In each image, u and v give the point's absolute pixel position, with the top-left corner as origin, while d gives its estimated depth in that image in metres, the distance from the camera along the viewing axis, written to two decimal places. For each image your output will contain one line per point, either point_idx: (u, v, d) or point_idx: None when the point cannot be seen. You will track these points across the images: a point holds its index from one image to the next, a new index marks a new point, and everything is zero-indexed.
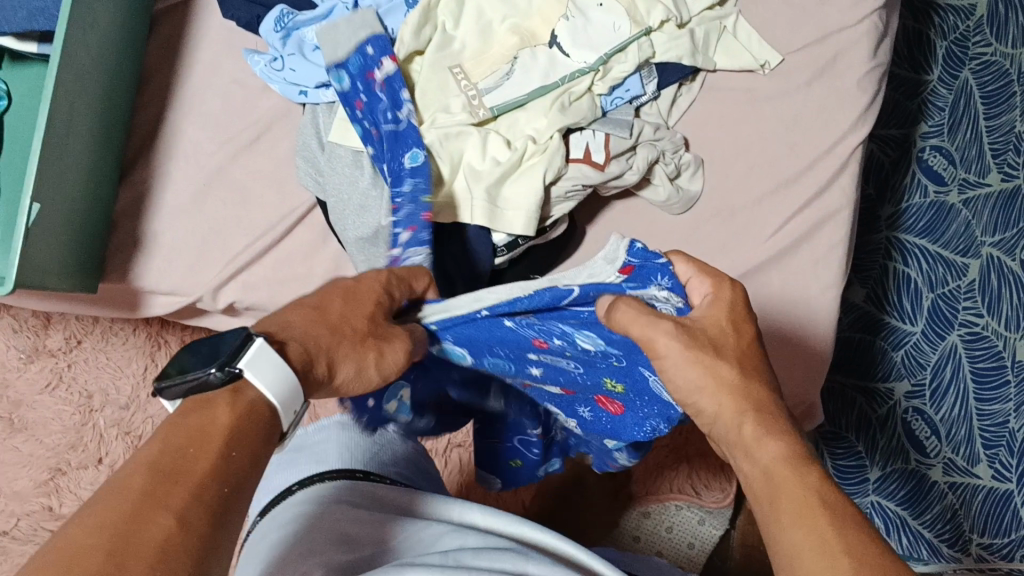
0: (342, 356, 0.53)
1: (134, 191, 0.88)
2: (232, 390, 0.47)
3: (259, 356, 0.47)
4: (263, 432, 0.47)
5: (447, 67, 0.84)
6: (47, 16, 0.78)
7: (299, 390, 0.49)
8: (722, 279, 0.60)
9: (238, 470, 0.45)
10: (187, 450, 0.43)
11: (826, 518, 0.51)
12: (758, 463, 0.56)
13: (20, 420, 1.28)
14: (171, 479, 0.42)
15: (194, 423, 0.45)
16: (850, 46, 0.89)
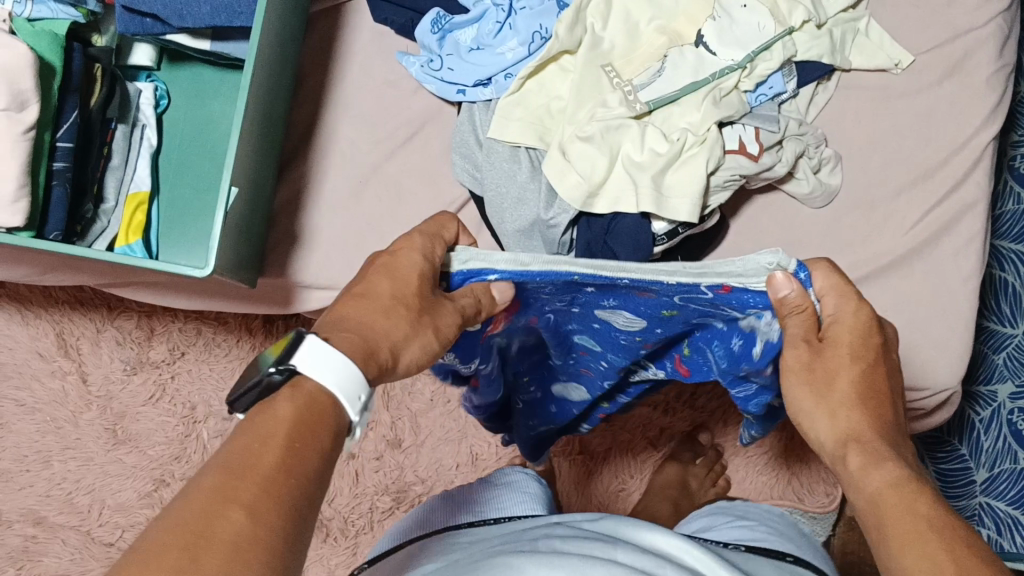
0: (400, 340, 0.59)
1: (293, 187, 0.91)
2: (292, 384, 0.51)
3: (307, 352, 0.52)
4: (327, 420, 0.51)
5: (600, 65, 0.87)
6: (231, 12, 0.81)
7: (360, 377, 0.53)
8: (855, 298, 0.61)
9: (305, 461, 0.49)
10: (254, 446, 0.48)
11: (936, 541, 0.51)
12: (866, 491, 0.57)
13: (123, 431, 1.27)
14: (240, 475, 0.46)
15: (264, 421, 0.49)
16: (976, 47, 0.92)
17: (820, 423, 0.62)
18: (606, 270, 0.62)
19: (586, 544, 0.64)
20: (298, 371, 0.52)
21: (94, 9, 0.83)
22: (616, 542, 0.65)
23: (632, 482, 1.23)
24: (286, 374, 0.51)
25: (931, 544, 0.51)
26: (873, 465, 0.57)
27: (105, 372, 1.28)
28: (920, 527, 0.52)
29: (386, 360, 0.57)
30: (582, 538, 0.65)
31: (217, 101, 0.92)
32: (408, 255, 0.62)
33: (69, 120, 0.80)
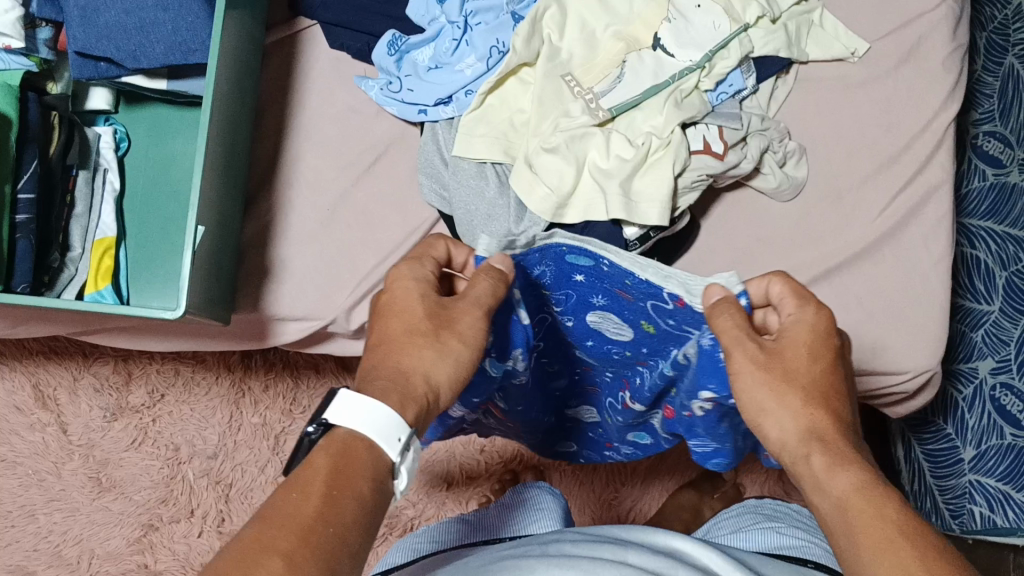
0: (427, 364, 0.62)
1: (260, 221, 0.90)
2: (328, 436, 0.55)
3: (338, 404, 0.55)
4: (364, 467, 0.54)
5: (560, 75, 0.86)
6: (186, 49, 0.80)
7: (399, 420, 0.56)
8: (809, 302, 0.65)
9: (344, 505, 0.51)
10: (293, 495, 0.51)
11: (909, 548, 0.52)
12: (832, 495, 0.58)
13: (108, 478, 1.25)
14: (280, 525, 0.49)
15: (302, 473, 0.52)
16: (931, 30, 0.94)
17: (781, 422, 0.63)
18: (591, 241, 0.70)
19: (597, 545, 0.65)
20: (331, 423, 0.55)
21: (47, 56, 0.83)
22: (626, 544, 0.66)
23: (624, 489, 1.22)
24: (321, 429, 0.55)
25: (903, 551, 0.52)
26: (841, 466, 0.59)
27: (85, 421, 1.26)
28: (890, 534, 0.53)
29: (421, 391, 0.61)
30: (593, 541, 0.67)
31: (178, 140, 0.91)
32: (404, 283, 0.67)
33: (29, 171, 0.79)
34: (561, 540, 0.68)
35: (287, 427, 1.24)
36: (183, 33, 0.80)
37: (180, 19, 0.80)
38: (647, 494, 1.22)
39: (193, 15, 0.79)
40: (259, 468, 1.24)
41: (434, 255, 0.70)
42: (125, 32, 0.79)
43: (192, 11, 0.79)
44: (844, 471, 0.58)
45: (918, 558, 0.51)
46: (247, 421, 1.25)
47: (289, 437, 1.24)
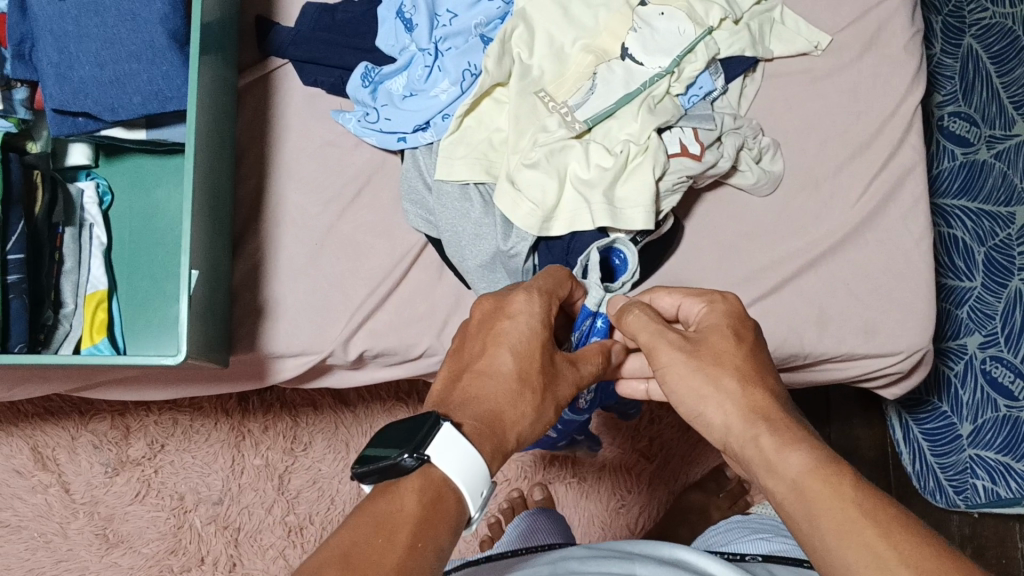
0: (523, 423, 0.62)
1: (250, 261, 0.90)
2: (420, 474, 0.55)
3: (444, 443, 0.56)
4: (449, 519, 0.54)
5: (533, 92, 0.88)
6: (161, 98, 0.81)
7: (485, 476, 0.57)
8: (714, 295, 0.67)
9: (426, 560, 0.51)
10: (378, 539, 0.51)
11: (874, 528, 0.50)
12: (785, 477, 0.55)
13: (115, 534, 1.25)
14: (361, 569, 0.49)
15: (392, 514, 0.52)
16: (889, 17, 0.96)
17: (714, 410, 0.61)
18: (556, 230, 0.85)
19: (606, 561, 0.68)
20: (429, 461, 0.55)
21: (25, 116, 0.84)
22: (632, 557, 0.69)
23: (629, 497, 1.22)
24: (418, 461, 0.54)
25: (866, 530, 0.50)
26: (789, 444, 0.56)
27: (86, 479, 1.26)
28: (852, 514, 0.51)
29: (510, 446, 0.61)
30: (601, 557, 0.69)
31: (160, 188, 0.92)
32: (519, 323, 0.65)
33: (17, 232, 0.80)
34: (569, 559, 0.70)
35: (290, 465, 1.26)
36: (158, 83, 0.80)
37: (153, 68, 0.80)
38: (653, 498, 1.23)
39: (167, 63, 0.80)
40: (266, 509, 1.25)
41: (555, 294, 0.70)
42: (100, 85, 0.80)
43: (165, 58, 0.80)
44: (795, 449, 0.56)
45: (884, 537, 0.50)
46: (249, 464, 1.26)
47: (292, 475, 1.26)
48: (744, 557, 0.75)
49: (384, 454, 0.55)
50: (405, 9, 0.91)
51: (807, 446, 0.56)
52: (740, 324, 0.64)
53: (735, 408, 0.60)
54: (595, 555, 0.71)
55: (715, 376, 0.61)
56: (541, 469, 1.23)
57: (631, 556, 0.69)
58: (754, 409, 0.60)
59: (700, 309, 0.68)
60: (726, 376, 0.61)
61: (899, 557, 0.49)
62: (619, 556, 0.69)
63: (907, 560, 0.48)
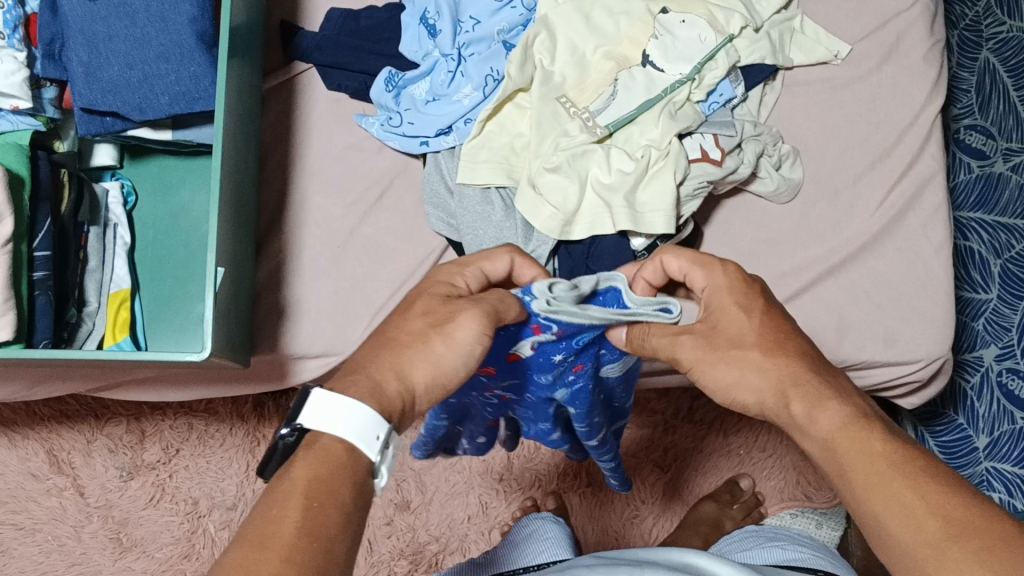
0: (420, 378, 0.60)
1: (273, 263, 0.91)
2: (306, 444, 0.53)
3: (314, 409, 0.54)
4: (339, 474, 0.51)
5: (555, 98, 0.89)
6: (190, 99, 0.82)
7: (376, 424, 0.54)
8: (715, 263, 0.66)
9: (323, 517, 0.49)
10: (275, 508, 0.49)
11: (903, 481, 0.52)
12: (818, 437, 0.57)
13: (128, 538, 1.25)
14: (262, 544, 0.47)
15: (282, 487, 0.50)
16: (909, 27, 0.97)
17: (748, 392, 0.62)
18: (576, 234, 0.85)
19: (616, 568, 0.67)
20: (308, 429, 0.53)
21: (53, 115, 0.85)
22: (643, 564, 0.68)
23: (644, 507, 1.22)
24: (297, 433, 0.54)
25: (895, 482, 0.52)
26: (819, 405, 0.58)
27: (101, 482, 1.26)
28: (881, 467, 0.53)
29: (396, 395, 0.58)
30: (610, 564, 0.68)
31: (184, 190, 0.93)
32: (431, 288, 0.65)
33: (44, 229, 0.81)
34: (580, 566, 0.69)
35: None
36: (186, 83, 0.81)
37: (182, 70, 0.81)
38: (668, 508, 1.22)
39: (195, 64, 0.81)
40: None
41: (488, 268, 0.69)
42: (129, 85, 0.81)
43: (194, 59, 0.81)
44: (823, 409, 0.57)
45: (915, 492, 0.51)
46: None
47: None
48: (756, 564, 0.74)
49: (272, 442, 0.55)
50: (430, 15, 0.92)
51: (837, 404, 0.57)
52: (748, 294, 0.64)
53: (761, 383, 0.61)
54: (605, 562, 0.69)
55: (738, 359, 0.62)
56: (556, 478, 1.23)
57: (642, 563, 0.68)
58: (781, 377, 0.60)
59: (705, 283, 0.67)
60: (750, 352, 0.62)
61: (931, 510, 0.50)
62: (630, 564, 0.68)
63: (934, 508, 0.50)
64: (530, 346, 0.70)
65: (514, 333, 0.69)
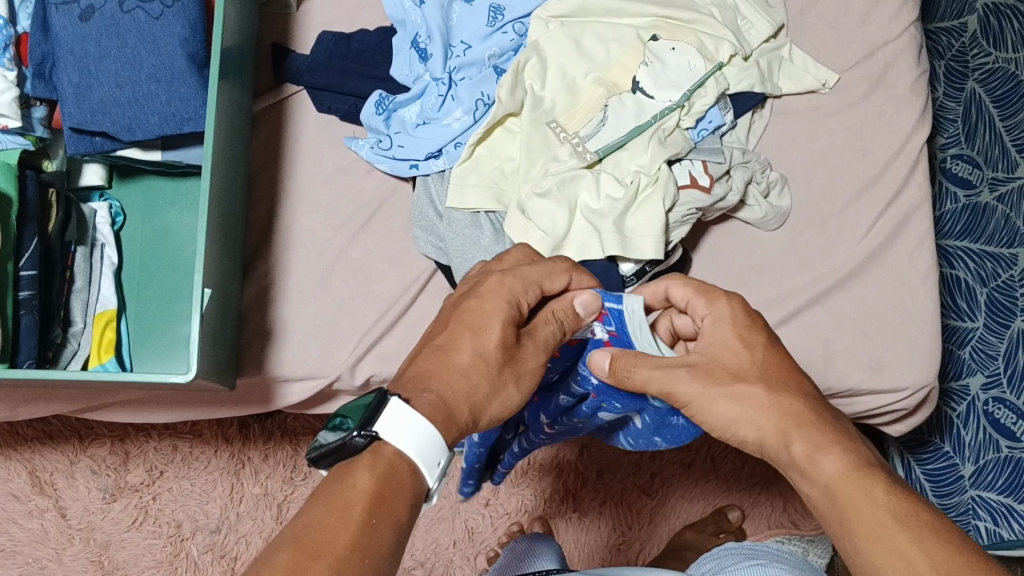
0: (478, 396, 0.62)
1: (260, 284, 0.91)
2: (372, 451, 0.55)
3: (390, 416, 0.55)
4: (399, 490, 0.54)
5: (545, 123, 0.89)
6: (179, 120, 0.82)
7: (439, 445, 0.56)
8: (718, 295, 0.67)
9: (378, 537, 0.51)
10: (331, 519, 0.51)
11: (904, 533, 0.54)
12: (819, 481, 0.59)
13: (110, 561, 1.23)
14: (312, 554, 0.49)
15: (344, 494, 0.52)
16: (895, 58, 0.98)
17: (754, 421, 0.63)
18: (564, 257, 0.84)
19: None
20: (380, 435, 0.55)
21: (43, 134, 0.85)
22: None
23: (631, 532, 1.21)
24: (367, 438, 0.54)
25: (897, 535, 0.54)
26: (822, 449, 0.60)
27: (83, 504, 1.25)
28: (883, 518, 0.55)
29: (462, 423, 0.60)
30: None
31: (173, 210, 0.93)
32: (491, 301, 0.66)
33: (30, 248, 0.80)
34: None
35: (289, 495, 1.24)
36: (176, 104, 0.81)
37: (172, 91, 0.81)
38: (656, 534, 1.22)
39: (185, 85, 0.81)
40: (263, 539, 1.23)
41: (543, 284, 0.69)
42: (119, 105, 0.81)
43: (184, 80, 0.81)
44: (827, 454, 0.59)
45: (914, 542, 0.54)
46: (248, 492, 1.25)
47: (290, 504, 1.24)
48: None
49: (336, 437, 0.55)
50: (421, 39, 0.93)
51: (840, 450, 0.59)
52: (750, 327, 0.66)
53: (765, 423, 0.62)
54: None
55: (741, 395, 0.63)
56: (541, 503, 1.23)
57: None
58: (786, 417, 0.62)
59: (705, 313, 0.68)
60: (756, 392, 0.63)
61: (930, 564, 0.52)
62: None
63: (936, 564, 0.52)
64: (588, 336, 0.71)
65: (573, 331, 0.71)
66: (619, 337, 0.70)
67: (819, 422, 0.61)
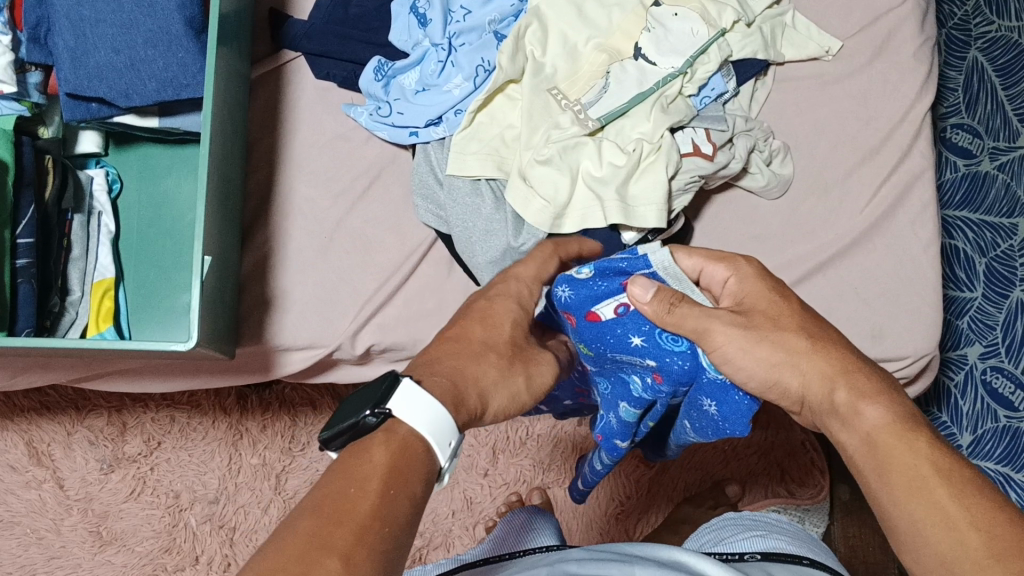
0: (488, 381, 0.59)
1: (258, 253, 0.90)
2: (385, 429, 0.52)
3: (403, 396, 0.52)
4: (414, 465, 0.51)
5: (546, 89, 0.88)
6: (177, 86, 0.81)
7: (451, 424, 0.53)
8: (734, 256, 0.66)
9: (397, 508, 0.48)
10: (349, 490, 0.48)
11: (944, 487, 0.54)
12: (861, 429, 0.58)
13: (109, 531, 1.23)
14: (335, 521, 0.46)
15: (359, 466, 0.49)
16: (899, 24, 0.96)
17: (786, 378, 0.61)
18: (564, 228, 0.85)
19: (603, 565, 0.67)
20: (392, 414, 0.52)
21: (39, 100, 0.84)
22: (632, 560, 0.67)
23: (629, 502, 1.21)
24: (380, 416, 0.52)
25: (939, 489, 0.54)
26: (867, 397, 0.59)
27: (81, 475, 1.25)
28: (924, 472, 0.55)
29: (477, 405, 0.57)
30: (600, 558, 0.68)
31: (172, 177, 0.92)
32: (504, 304, 0.65)
33: (28, 216, 0.79)
34: (568, 560, 0.69)
35: (287, 466, 1.24)
36: (174, 69, 0.80)
37: (169, 56, 0.80)
38: (653, 505, 1.21)
39: (183, 50, 0.80)
40: (262, 509, 1.23)
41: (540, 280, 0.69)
42: (115, 71, 0.80)
43: (182, 45, 0.80)
44: (871, 402, 0.58)
45: (954, 497, 0.53)
46: (246, 463, 1.24)
47: (289, 475, 1.24)
48: (743, 557, 0.74)
49: (346, 417, 0.52)
50: (419, 5, 0.92)
51: (884, 401, 0.58)
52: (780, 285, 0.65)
53: (811, 369, 0.61)
54: (595, 556, 0.69)
55: (782, 342, 0.62)
56: (541, 473, 1.23)
57: (631, 558, 0.68)
58: (832, 366, 0.60)
59: (725, 277, 0.66)
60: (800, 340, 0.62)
61: (969, 520, 0.52)
62: (617, 560, 0.68)
63: (975, 520, 0.52)
64: (611, 310, 0.67)
65: (605, 289, 0.67)
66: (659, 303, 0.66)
67: (860, 369, 0.61)
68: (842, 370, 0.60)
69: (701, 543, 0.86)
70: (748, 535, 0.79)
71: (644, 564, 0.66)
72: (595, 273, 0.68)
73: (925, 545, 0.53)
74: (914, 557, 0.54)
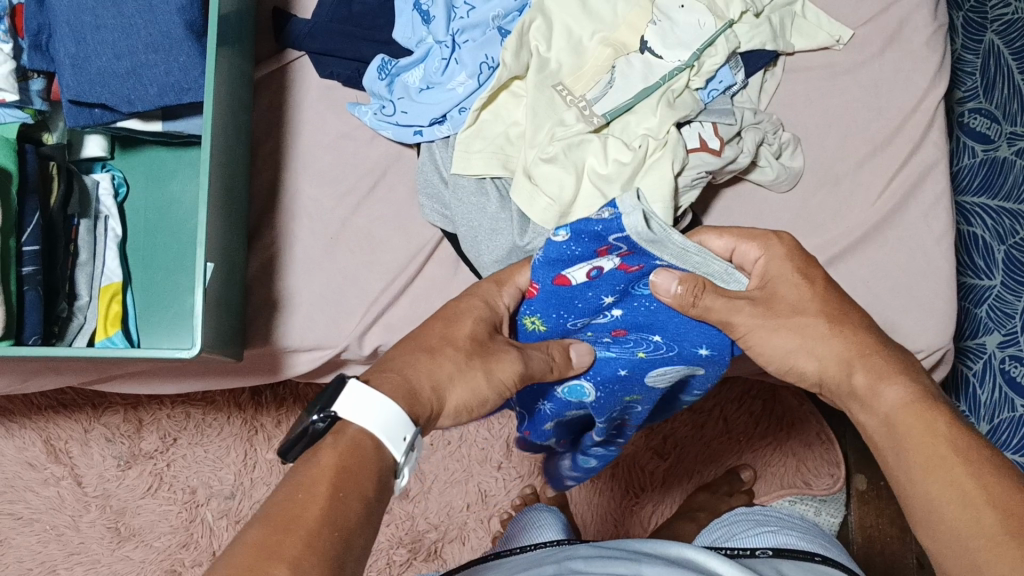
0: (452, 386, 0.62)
1: (265, 254, 0.90)
2: (335, 433, 0.52)
3: (348, 397, 0.53)
4: (367, 463, 0.51)
5: (550, 85, 0.87)
6: (178, 90, 0.80)
7: (404, 417, 0.54)
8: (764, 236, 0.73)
9: (349, 510, 0.48)
10: (298, 494, 0.48)
11: (964, 467, 0.57)
12: (882, 411, 0.65)
13: (126, 527, 1.24)
14: (285, 528, 0.46)
15: (309, 474, 0.50)
16: (911, 13, 0.95)
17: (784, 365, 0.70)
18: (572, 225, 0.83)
19: (611, 562, 0.63)
20: (340, 416, 0.53)
21: (41, 107, 0.84)
22: (640, 558, 0.64)
23: (644, 497, 1.20)
24: (327, 419, 0.52)
25: (961, 472, 0.57)
26: (886, 381, 0.65)
27: (98, 471, 1.25)
28: (943, 451, 0.59)
29: (430, 406, 0.59)
30: (606, 557, 0.64)
31: (176, 180, 0.92)
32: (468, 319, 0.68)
33: (33, 223, 0.79)
34: (574, 558, 0.66)
35: None
36: (175, 74, 0.80)
37: (171, 61, 0.80)
38: (667, 495, 1.20)
39: (184, 54, 0.80)
40: None
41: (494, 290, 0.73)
42: (117, 77, 0.80)
43: (183, 49, 0.79)
44: (890, 385, 0.65)
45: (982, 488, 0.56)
46: (261, 458, 1.25)
47: None
48: (754, 553, 0.69)
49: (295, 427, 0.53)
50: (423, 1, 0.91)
51: (903, 381, 0.65)
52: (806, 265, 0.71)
53: (828, 351, 0.69)
54: (604, 553, 0.66)
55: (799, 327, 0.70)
56: None
57: (638, 557, 0.64)
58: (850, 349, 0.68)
59: (756, 255, 0.73)
60: (818, 325, 0.69)
61: (988, 500, 0.55)
62: (624, 557, 0.64)
63: (991, 501, 0.55)
64: (584, 274, 0.74)
65: (577, 254, 0.73)
66: (634, 254, 0.74)
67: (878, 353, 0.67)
68: (859, 354, 0.67)
69: (712, 539, 0.83)
70: (760, 532, 0.76)
71: (661, 562, 0.63)
72: (569, 237, 0.72)
73: (945, 520, 0.57)
74: (936, 534, 0.58)
